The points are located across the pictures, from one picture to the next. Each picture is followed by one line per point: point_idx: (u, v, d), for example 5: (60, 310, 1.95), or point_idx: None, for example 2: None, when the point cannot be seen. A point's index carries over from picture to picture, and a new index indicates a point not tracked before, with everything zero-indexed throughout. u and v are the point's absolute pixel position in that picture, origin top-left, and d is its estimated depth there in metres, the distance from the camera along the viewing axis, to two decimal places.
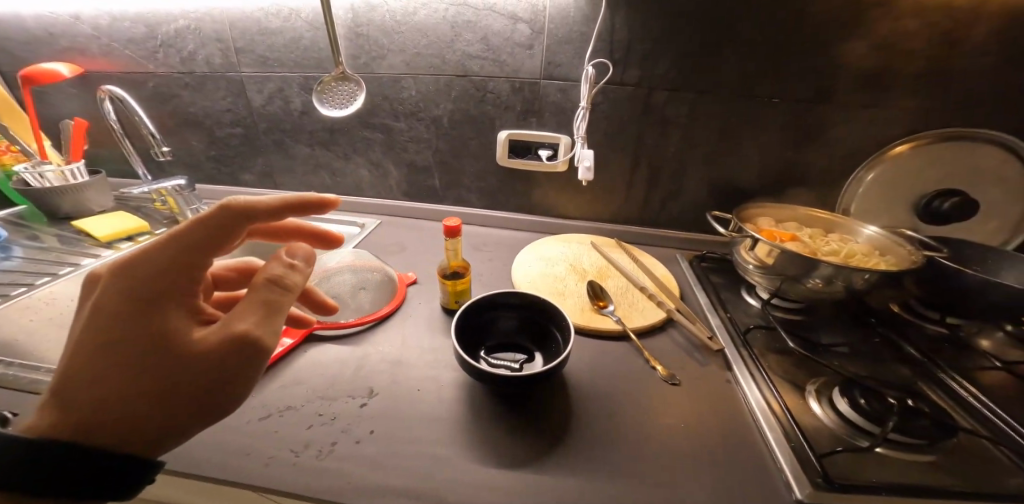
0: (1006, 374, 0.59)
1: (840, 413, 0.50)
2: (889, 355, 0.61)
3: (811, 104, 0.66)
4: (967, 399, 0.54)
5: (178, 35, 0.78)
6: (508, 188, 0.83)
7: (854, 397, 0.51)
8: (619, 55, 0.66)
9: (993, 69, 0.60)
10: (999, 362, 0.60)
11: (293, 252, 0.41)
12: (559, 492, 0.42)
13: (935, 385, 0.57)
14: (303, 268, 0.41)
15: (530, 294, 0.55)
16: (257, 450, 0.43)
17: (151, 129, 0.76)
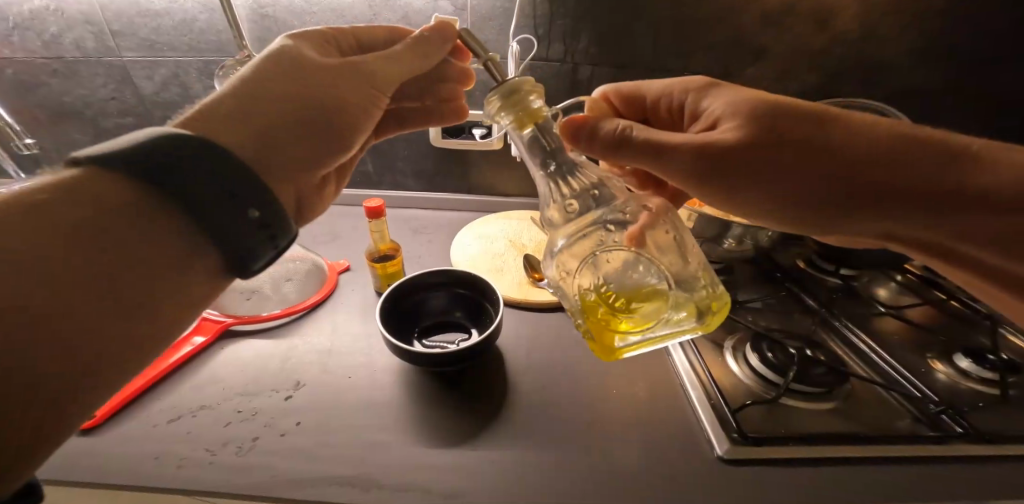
0: (894, 320, 0.67)
1: (753, 368, 0.55)
2: (796, 308, 0.68)
3: (724, 76, 0.69)
4: (858, 345, 0.62)
5: (34, 15, 0.68)
6: (444, 168, 0.81)
7: (763, 351, 0.56)
8: (543, 31, 0.66)
9: (877, 44, 0.66)
10: (886, 308, 0.68)
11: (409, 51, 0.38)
12: (497, 466, 0.43)
13: (834, 335, 0.64)
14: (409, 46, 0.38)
15: (457, 271, 0.55)
16: (167, 453, 0.40)
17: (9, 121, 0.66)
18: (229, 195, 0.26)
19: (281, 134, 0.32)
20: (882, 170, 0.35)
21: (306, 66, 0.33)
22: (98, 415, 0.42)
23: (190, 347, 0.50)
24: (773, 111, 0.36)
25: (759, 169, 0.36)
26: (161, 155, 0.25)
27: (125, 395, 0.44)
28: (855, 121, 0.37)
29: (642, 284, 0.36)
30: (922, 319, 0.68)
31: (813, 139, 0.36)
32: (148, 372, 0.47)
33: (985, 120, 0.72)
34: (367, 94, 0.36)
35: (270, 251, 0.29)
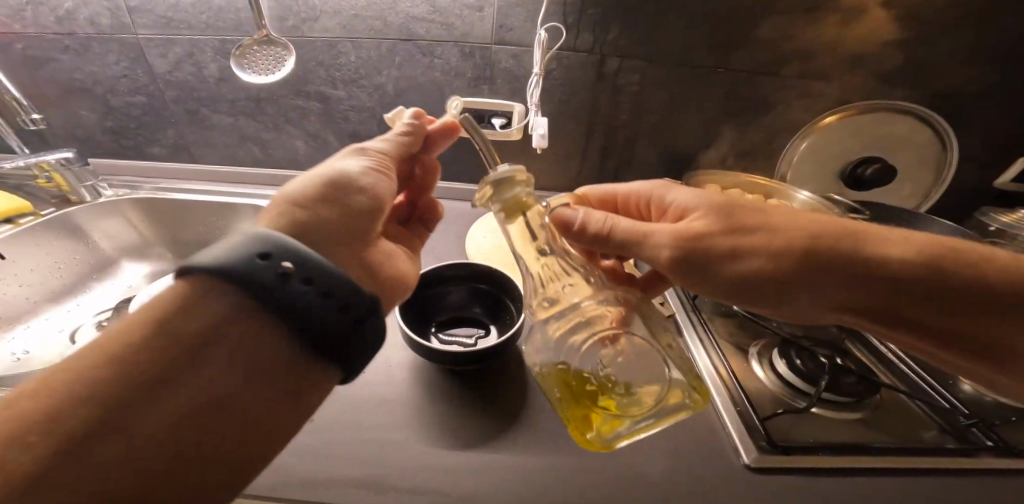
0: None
1: (778, 374, 0.53)
2: None
3: (757, 74, 0.67)
4: (886, 355, 0.60)
5: None
6: (460, 158, 0.79)
7: (791, 358, 0.54)
8: (572, 20, 0.63)
9: (917, 46, 0.64)
10: None
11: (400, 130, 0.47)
12: (519, 469, 0.41)
13: (859, 343, 0.62)
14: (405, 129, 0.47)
15: (478, 264, 0.53)
16: None
17: (15, 93, 0.64)
18: (280, 273, 0.28)
19: (326, 215, 0.36)
20: (840, 258, 0.37)
21: (326, 169, 0.39)
22: None
23: None
24: (733, 205, 0.39)
25: (723, 257, 0.37)
26: (242, 266, 0.28)
27: None
28: (801, 211, 0.40)
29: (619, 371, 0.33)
30: None
31: (771, 231, 0.37)
32: None
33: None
34: (378, 172, 0.41)
35: (349, 325, 0.30)
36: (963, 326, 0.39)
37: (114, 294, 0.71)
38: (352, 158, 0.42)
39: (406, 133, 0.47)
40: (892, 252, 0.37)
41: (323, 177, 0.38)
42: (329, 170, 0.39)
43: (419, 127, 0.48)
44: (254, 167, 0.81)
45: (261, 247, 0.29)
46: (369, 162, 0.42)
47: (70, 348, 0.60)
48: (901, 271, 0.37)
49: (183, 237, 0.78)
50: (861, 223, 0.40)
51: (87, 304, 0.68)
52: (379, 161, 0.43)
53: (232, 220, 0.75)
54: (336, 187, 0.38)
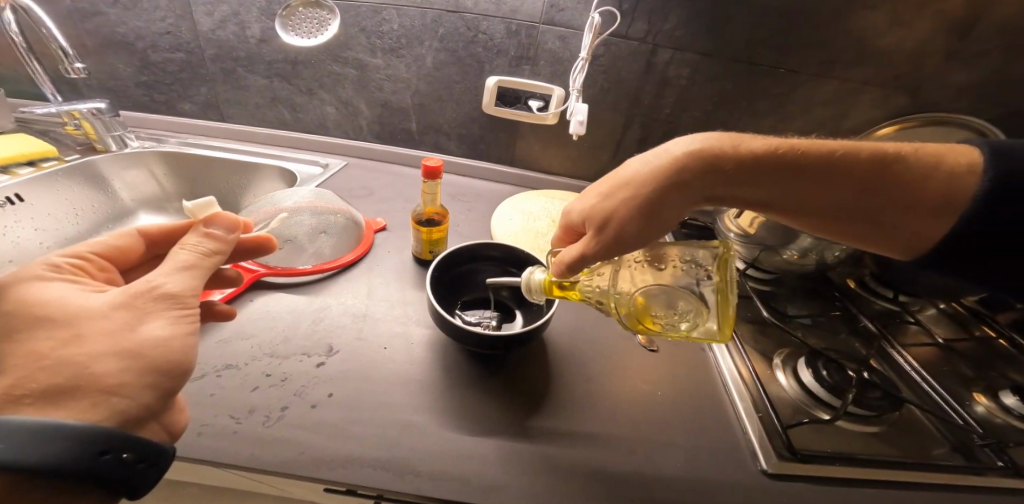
0: (938, 348, 0.61)
1: (801, 382, 0.50)
2: (844, 328, 0.62)
3: (811, 77, 0.64)
4: (909, 373, 0.56)
5: None
6: (491, 138, 0.76)
7: (818, 368, 0.50)
8: (628, 6, 0.61)
9: (988, 62, 0.60)
10: (935, 339, 0.62)
11: (213, 222, 0.35)
12: (537, 462, 0.39)
13: (883, 360, 0.57)
14: (219, 239, 0.35)
15: (516, 248, 0.50)
16: (192, 418, 0.36)
17: (62, 42, 0.62)
18: (99, 454, 0.25)
19: (85, 382, 0.26)
20: (689, 185, 0.37)
21: (89, 323, 0.28)
22: None
23: (221, 295, 0.46)
24: (593, 197, 0.40)
25: (617, 237, 0.38)
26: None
27: None
28: (643, 159, 0.39)
29: (659, 274, 0.42)
30: (980, 355, 0.62)
31: (628, 200, 0.38)
32: None
33: None
34: (178, 319, 0.30)
35: (156, 472, 0.28)
36: (851, 212, 0.37)
37: None
38: (138, 306, 0.29)
39: (215, 251, 0.34)
40: (735, 166, 0.37)
41: (88, 345, 0.27)
42: (104, 330, 0.28)
43: (226, 243, 0.35)
44: (281, 130, 0.80)
45: (48, 422, 0.24)
46: (171, 308, 0.30)
47: None
48: (748, 175, 0.37)
49: (203, 194, 0.76)
50: (642, 157, 0.40)
51: None
52: (178, 302, 0.31)
53: (256, 180, 0.74)
54: (109, 355, 0.27)
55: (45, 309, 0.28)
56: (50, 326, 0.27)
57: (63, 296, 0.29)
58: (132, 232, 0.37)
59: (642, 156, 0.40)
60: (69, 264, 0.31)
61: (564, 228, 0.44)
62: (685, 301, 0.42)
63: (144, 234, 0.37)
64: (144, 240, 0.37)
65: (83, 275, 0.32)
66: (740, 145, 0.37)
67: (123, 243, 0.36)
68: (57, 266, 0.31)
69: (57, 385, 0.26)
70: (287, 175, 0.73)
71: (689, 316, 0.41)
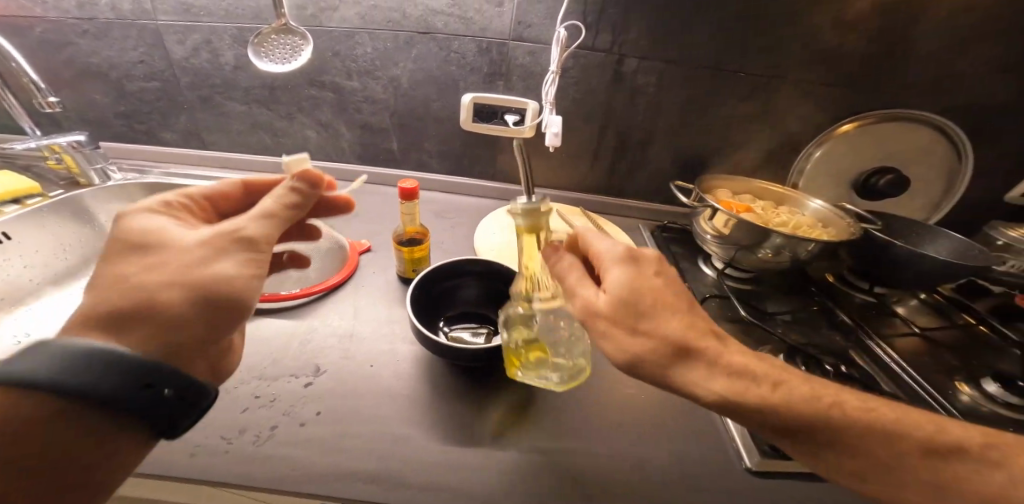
0: (919, 338, 0.64)
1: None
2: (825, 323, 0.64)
3: (773, 80, 0.66)
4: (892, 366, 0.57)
5: None
6: (472, 154, 0.78)
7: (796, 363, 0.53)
8: (592, 20, 0.63)
9: (936, 58, 0.63)
10: (916, 328, 0.64)
11: (299, 175, 0.36)
12: (523, 470, 0.40)
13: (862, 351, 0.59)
14: (303, 191, 0.36)
15: (493, 262, 0.52)
16: (179, 439, 0.37)
17: (33, 77, 0.62)
18: (145, 385, 0.27)
19: (160, 309, 0.29)
20: (718, 374, 0.33)
21: (175, 254, 0.30)
22: None
23: None
24: (644, 291, 0.35)
25: (597, 322, 0.35)
26: (63, 372, 0.25)
27: None
28: (699, 330, 0.35)
29: (575, 346, 0.46)
30: (954, 341, 0.65)
31: (644, 342, 0.34)
32: None
33: None
34: (245, 262, 0.32)
35: (191, 413, 0.30)
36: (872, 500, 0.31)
37: None
38: (216, 244, 0.31)
39: (296, 204, 0.36)
40: (776, 400, 0.32)
41: (167, 274, 0.30)
42: (183, 260, 0.30)
43: (308, 196, 0.36)
44: (264, 155, 0.81)
45: (101, 348, 0.26)
46: (243, 250, 0.32)
47: None
48: (780, 421, 0.32)
49: None
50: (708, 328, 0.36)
51: None
52: (251, 245, 0.32)
53: None
54: (180, 284, 0.29)
55: (143, 236, 0.31)
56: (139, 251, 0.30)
57: (161, 226, 0.32)
58: (237, 181, 0.40)
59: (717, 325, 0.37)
60: (178, 205, 0.36)
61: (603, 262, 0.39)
62: (561, 373, 0.45)
63: (247, 183, 0.41)
64: (245, 189, 0.41)
65: (193, 216, 0.37)
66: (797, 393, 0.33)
67: (227, 191, 0.39)
68: (169, 204, 0.35)
69: (135, 308, 0.28)
70: None
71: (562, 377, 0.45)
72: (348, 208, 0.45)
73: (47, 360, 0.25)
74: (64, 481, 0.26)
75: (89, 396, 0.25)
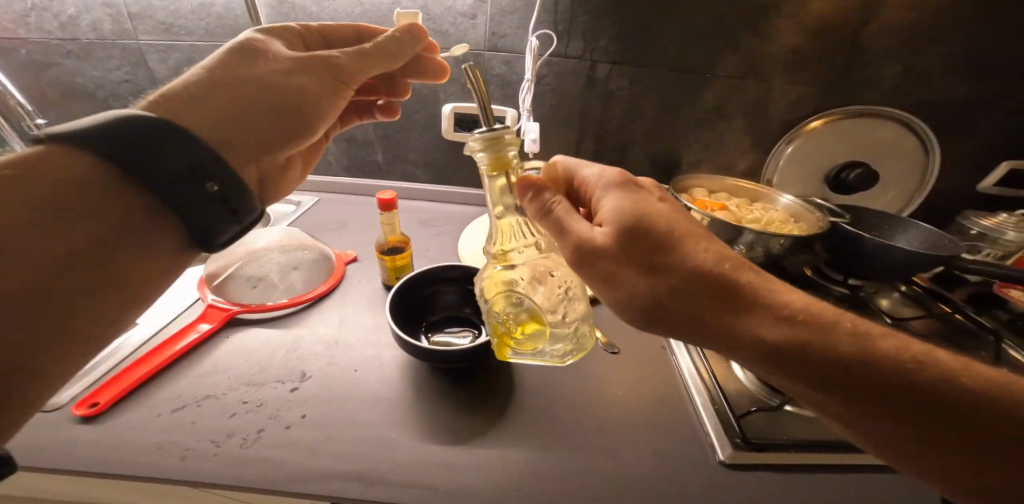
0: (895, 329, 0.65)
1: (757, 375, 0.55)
2: None
3: (742, 80, 0.68)
4: None
5: None
6: (455, 162, 0.80)
7: None
8: (563, 28, 0.65)
9: (896, 54, 0.65)
10: (890, 319, 0.66)
11: (409, 29, 0.41)
12: (501, 466, 0.42)
13: None
14: (404, 39, 0.41)
15: (471, 267, 0.54)
16: (170, 443, 0.39)
17: (19, 99, 0.60)
18: (197, 179, 0.30)
19: (242, 127, 0.34)
20: (733, 299, 0.31)
21: (268, 57, 0.36)
22: (101, 403, 0.41)
23: (197, 334, 0.49)
24: (641, 213, 0.34)
25: (594, 257, 0.34)
26: (118, 135, 0.28)
27: (129, 383, 0.43)
28: (717, 254, 0.33)
29: (572, 307, 0.39)
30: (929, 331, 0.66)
31: (659, 273, 0.32)
32: (154, 359, 0.46)
33: (1008, 134, 0.71)
34: (325, 88, 0.39)
35: (233, 229, 0.33)
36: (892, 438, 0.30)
37: None
38: (306, 69, 0.37)
39: (394, 53, 0.41)
40: (797, 322, 0.30)
41: (258, 70, 0.35)
42: (271, 73, 0.36)
43: (406, 49, 0.42)
44: None
45: (149, 117, 0.29)
46: (319, 86, 0.38)
47: None
48: (802, 354, 0.30)
49: None
50: (728, 255, 0.34)
51: None
52: (334, 73, 0.39)
53: None
54: (261, 90, 0.35)
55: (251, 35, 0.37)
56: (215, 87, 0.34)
57: (256, 38, 0.38)
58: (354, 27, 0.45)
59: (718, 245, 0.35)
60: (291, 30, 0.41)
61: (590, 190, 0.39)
62: (559, 345, 0.38)
63: (360, 28, 0.46)
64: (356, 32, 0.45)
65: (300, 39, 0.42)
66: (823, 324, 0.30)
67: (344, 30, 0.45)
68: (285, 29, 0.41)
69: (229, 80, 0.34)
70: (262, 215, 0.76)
71: (566, 347, 0.38)
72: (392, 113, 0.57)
73: (109, 134, 0.28)
74: (86, 316, 0.27)
75: (142, 173, 0.28)
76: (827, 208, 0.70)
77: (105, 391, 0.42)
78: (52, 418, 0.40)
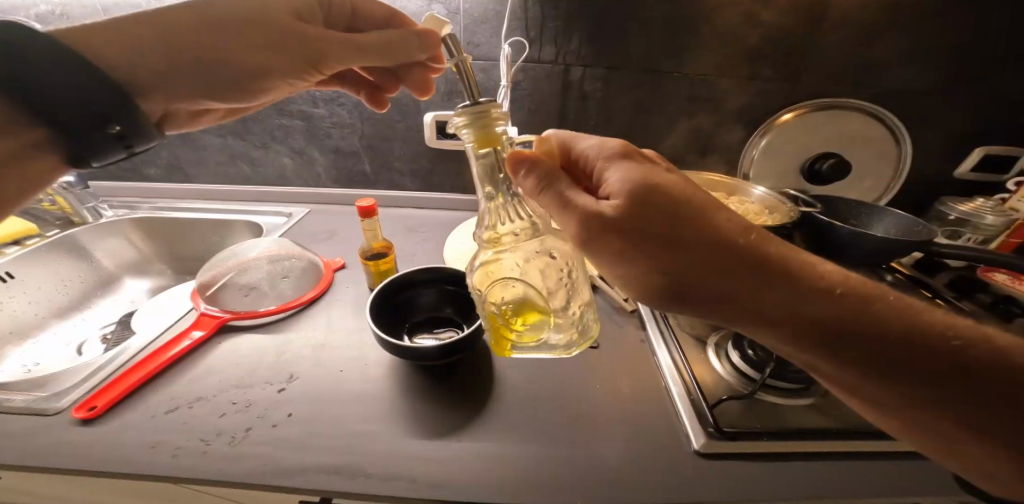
0: None
1: (734, 365, 0.54)
2: None
3: (711, 77, 0.70)
4: None
5: (41, 19, 0.72)
6: (439, 169, 0.83)
7: (744, 348, 0.55)
8: (534, 34, 0.67)
9: (859, 46, 0.67)
10: None
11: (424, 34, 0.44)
12: (479, 457, 0.44)
13: None
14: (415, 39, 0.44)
15: (449, 269, 0.56)
16: (163, 443, 0.42)
17: None
18: (106, 122, 0.39)
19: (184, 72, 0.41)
20: (750, 271, 0.32)
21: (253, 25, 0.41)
22: (99, 406, 0.44)
23: (189, 341, 0.52)
24: (648, 184, 0.33)
25: (604, 234, 0.33)
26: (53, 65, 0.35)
27: (125, 388, 0.46)
28: (731, 225, 0.34)
29: (573, 293, 0.40)
30: None
31: (681, 250, 0.32)
32: (149, 364, 0.48)
33: (980, 120, 0.72)
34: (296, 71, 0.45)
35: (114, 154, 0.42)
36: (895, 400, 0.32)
37: (119, 309, 0.75)
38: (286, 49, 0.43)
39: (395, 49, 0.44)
40: (812, 293, 0.32)
41: (234, 37, 0.41)
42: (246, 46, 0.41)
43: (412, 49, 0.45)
44: (244, 184, 0.86)
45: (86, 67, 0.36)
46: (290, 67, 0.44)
47: (77, 358, 0.65)
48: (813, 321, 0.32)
49: (182, 253, 0.83)
50: (739, 225, 0.34)
51: (94, 318, 0.72)
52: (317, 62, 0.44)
53: (228, 234, 0.81)
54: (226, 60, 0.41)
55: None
56: (200, 28, 0.40)
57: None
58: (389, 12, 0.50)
59: (726, 213, 0.34)
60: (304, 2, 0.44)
61: (588, 161, 0.38)
62: (561, 334, 0.38)
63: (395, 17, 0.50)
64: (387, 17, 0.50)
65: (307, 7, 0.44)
66: (837, 295, 0.32)
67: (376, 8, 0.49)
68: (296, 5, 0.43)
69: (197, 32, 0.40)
70: (255, 227, 0.79)
71: (565, 337, 0.39)
72: (383, 106, 0.60)
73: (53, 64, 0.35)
74: None
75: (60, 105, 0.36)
76: (801, 199, 0.71)
77: (102, 396, 0.45)
78: (56, 421, 0.43)
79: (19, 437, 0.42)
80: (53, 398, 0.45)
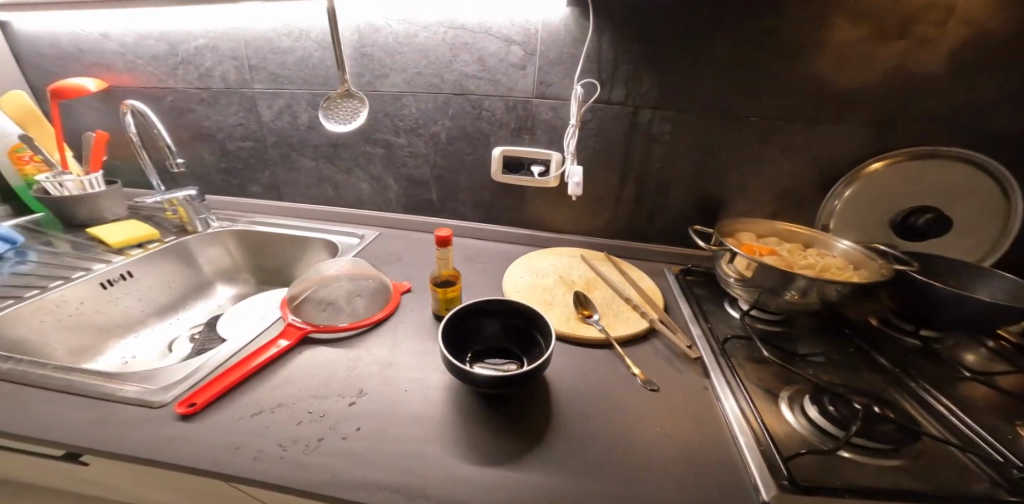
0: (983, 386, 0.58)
1: (810, 419, 0.50)
2: (863, 364, 0.61)
3: (787, 121, 0.68)
4: (942, 412, 0.52)
5: (198, 51, 0.82)
6: (502, 201, 0.86)
7: (823, 403, 0.50)
8: (606, 76, 0.70)
9: (952, 91, 0.63)
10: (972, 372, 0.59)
11: None
12: (531, 491, 0.43)
13: (906, 394, 0.56)
14: None
15: (514, 302, 0.58)
16: (246, 445, 0.45)
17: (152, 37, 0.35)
18: None
19: None
20: None
21: None
22: (197, 404, 0.49)
23: (276, 349, 0.57)
24: None
25: None
26: None
27: (219, 389, 0.51)
28: None
29: None
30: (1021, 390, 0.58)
31: None
32: (240, 369, 0.53)
33: None
34: None
35: None
36: None
37: (206, 311, 0.85)
38: None
39: None
40: None
41: None
42: None
43: None
44: (325, 205, 0.94)
45: None
46: None
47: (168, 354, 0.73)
48: None
49: (266, 266, 0.91)
50: None
51: (186, 319, 0.82)
52: None
53: (306, 251, 0.88)
54: None
55: None
56: None
57: None
58: None
59: None
60: None
61: None
62: None
63: None
64: None
65: None
66: None
67: None
68: None
69: None
70: (331, 246, 0.86)
71: None
72: None
73: None
74: None
75: None
76: (893, 254, 0.66)
77: (200, 394, 0.50)
78: (158, 411, 0.49)
79: (129, 423, 0.47)
80: (160, 392, 0.51)
